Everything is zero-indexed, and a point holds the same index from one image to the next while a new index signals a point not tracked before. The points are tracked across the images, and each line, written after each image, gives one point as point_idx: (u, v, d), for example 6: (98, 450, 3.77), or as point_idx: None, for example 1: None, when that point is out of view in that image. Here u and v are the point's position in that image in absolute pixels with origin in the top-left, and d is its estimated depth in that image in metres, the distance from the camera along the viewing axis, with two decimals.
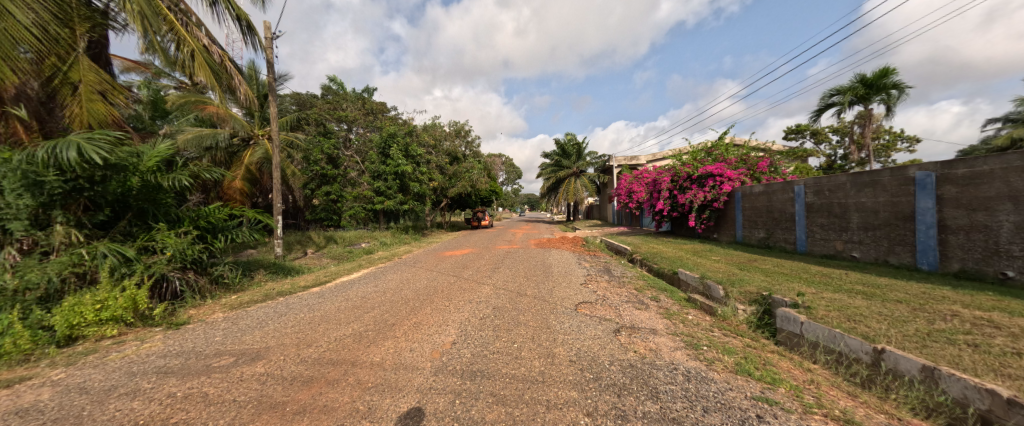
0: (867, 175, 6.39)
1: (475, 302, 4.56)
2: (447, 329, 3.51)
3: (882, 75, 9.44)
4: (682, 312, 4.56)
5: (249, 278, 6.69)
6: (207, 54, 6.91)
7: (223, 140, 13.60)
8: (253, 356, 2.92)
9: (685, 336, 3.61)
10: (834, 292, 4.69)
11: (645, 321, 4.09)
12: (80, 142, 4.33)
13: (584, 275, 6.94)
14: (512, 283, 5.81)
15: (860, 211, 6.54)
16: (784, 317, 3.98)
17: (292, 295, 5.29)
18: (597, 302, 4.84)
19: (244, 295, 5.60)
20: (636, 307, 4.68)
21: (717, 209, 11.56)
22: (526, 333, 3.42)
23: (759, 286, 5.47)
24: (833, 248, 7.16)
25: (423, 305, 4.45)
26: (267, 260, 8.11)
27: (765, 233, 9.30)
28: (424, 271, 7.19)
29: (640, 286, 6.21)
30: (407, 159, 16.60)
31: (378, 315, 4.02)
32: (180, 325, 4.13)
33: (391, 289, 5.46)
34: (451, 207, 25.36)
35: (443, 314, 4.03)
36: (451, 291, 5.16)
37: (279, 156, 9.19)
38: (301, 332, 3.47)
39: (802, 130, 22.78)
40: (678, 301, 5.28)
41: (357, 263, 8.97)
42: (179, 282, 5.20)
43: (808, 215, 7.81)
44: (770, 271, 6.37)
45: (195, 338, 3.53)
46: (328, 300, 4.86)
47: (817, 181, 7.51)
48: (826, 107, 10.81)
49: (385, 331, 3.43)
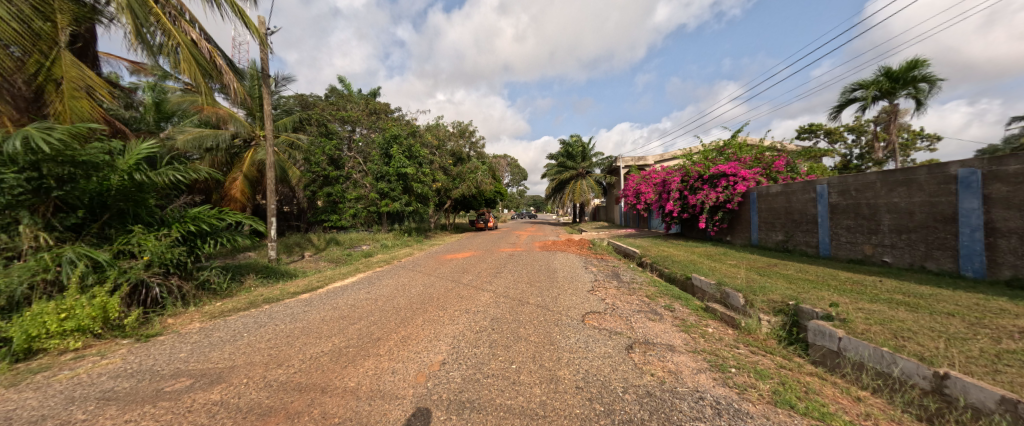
0: (899, 174, 5.90)
1: (471, 312, 4.15)
2: (438, 346, 3.12)
3: (909, 68, 8.90)
4: (701, 324, 4.12)
5: (238, 282, 6.38)
6: (195, 50, 6.65)
7: (224, 141, 13.44)
8: (213, 379, 2.55)
9: (707, 354, 3.16)
10: (871, 303, 4.21)
11: (661, 335, 3.65)
12: (30, 131, 4.07)
13: (591, 281, 6.51)
14: (514, 290, 5.38)
15: (892, 212, 6.04)
16: (820, 332, 3.54)
17: (280, 303, 4.95)
18: (606, 312, 4.41)
19: (229, 302, 5.25)
20: (649, 318, 4.24)
21: (731, 210, 11.04)
22: (526, 351, 3.00)
23: (783, 295, 5.00)
24: (861, 253, 6.65)
25: (415, 315, 4.07)
26: (261, 263, 7.80)
27: (783, 235, 8.79)
28: (423, 276, 6.82)
29: (651, 293, 5.76)
30: (411, 159, 16.29)
31: (364, 328, 3.64)
32: (150, 336, 3.79)
33: (383, 297, 5.08)
34: (455, 208, 25.07)
35: (436, 327, 3.64)
36: (448, 300, 4.78)
37: (272, 155, 8.83)
38: (275, 349, 3.09)
39: (815, 130, 22.15)
40: (695, 311, 4.83)
41: (354, 266, 8.64)
42: (160, 288, 4.88)
43: (832, 217, 7.30)
44: (794, 277, 5.88)
45: (160, 354, 3.18)
46: (315, 309, 4.50)
47: (842, 180, 7.00)
48: (847, 103, 10.27)
49: (368, 347, 3.05)
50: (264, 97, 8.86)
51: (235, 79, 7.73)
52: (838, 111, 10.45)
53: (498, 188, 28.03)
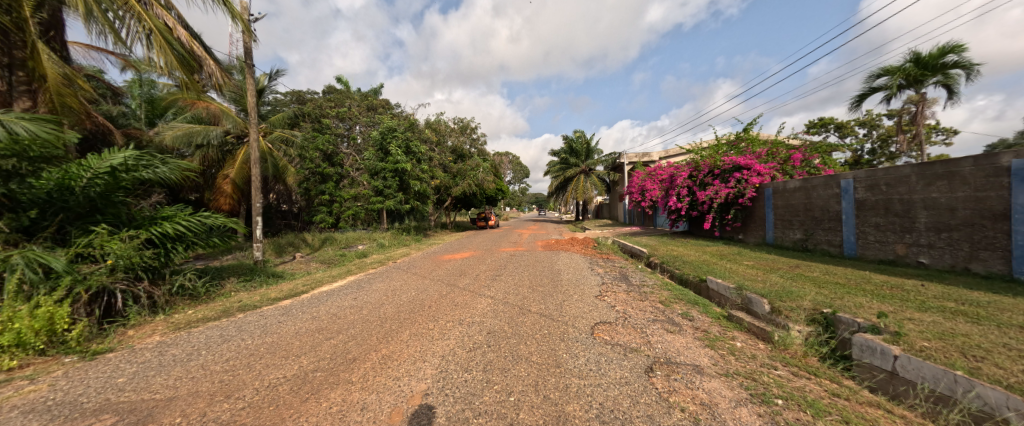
0: (939, 167, 5.40)
1: (466, 324, 3.67)
2: (422, 369, 2.62)
3: (940, 54, 8.42)
4: (727, 337, 3.61)
5: (217, 287, 5.89)
6: (170, 36, 6.16)
7: (215, 138, 12.94)
8: (140, 417, 2.07)
9: (743, 378, 2.64)
10: (922, 312, 3.71)
11: (685, 352, 3.15)
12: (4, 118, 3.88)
13: (598, 284, 5.99)
14: (515, 296, 4.89)
15: (930, 209, 5.53)
16: (870, 348, 3.05)
17: (256, 311, 4.49)
18: (617, 322, 3.91)
19: (203, 309, 4.77)
20: (667, 330, 3.74)
21: (744, 207, 10.45)
22: (526, 377, 2.51)
23: (814, 301, 4.50)
24: (893, 254, 6.13)
25: (401, 328, 3.58)
26: (247, 265, 7.36)
27: (802, 234, 8.25)
28: (417, 279, 6.35)
29: (665, 298, 5.25)
30: (410, 156, 15.81)
31: (340, 344, 3.15)
32: (99, 354, 3.30)
33: (369, 304, 4.59)
34: (456, 207, 24.58)
35: (423, 342, 3.15)
36: (441, 308, 4.30)
37: (258, 149, 8.33)
38: (230, 373, 2.61)
39: (826, 124, 21.50)
40: (716, 319, 4.33)
41: (346, 268, 8.16)
42: (124, 295, 4.37)
43: (859, 214, 6.76)
44: (822, 281, 5.35)
45: (99, 378, 2.70)
46: (292, 319, 4.02)
47: (871, 173, 6.46)
48: (869, 93, 9.76)
49: (339, 371, 2.55)
50: (250, 89, 8.38)
51: (215, 69, 7.33)
52: (859, 101, 9.93)
53: (500, 186, 27.47)
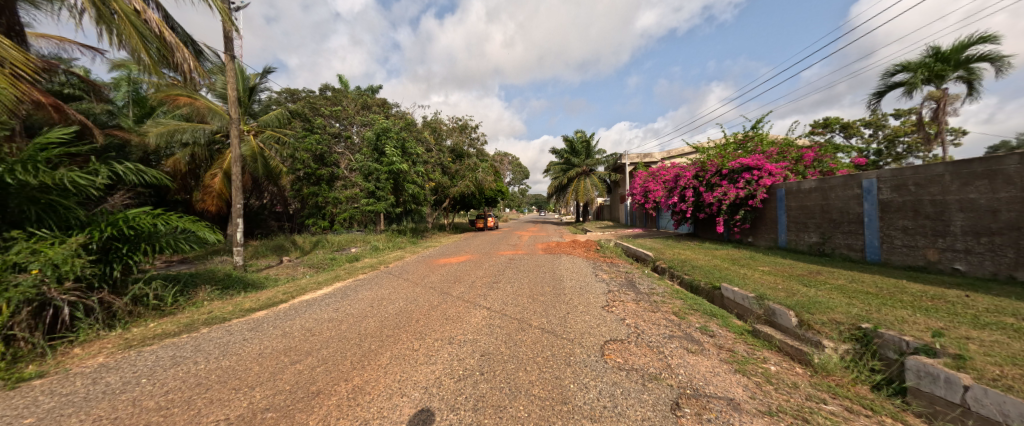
0: (978, 165, 4.96)
1: (457, 343, 3.19)
2: (398, 408, 2.13)
3: (961, 48, 8.00)
4: (759, 360, 3.12)
5: (188, 296, 5.40)
6: (136, 19, 5.68)
7: (202, 136, 12.54)
8: None
9: (791, 418, 2.17)
10: (981, 329, 3.24)
11: (714, 379, 2.67)
12: None
13: (604, 293, 5.50)
14: (513, 307, 4.40)
15: (966, 211, 5.09)
16: (929, 375, 2.64)
17: (223, 325, 3.99)
18: (630, 340, 3.43)
19: (168, 322, 4.29)
20: (688, 349, 3.27)
21: (754, 208, 9.96)
22: (526, 419, 2.02)
23: (850, 314, 4.02)
24: (923, 259, 5.67)
25: (381, 347, 3.10)
26: (225, 271, 6.87)
27: (819, 237, 7.77)
28: (407, 286, 5.87)
29: (678, 309, 4.76)
30: (406, 156, 15.31)
31: (305, 371, 2.64)
32: (24, 380, 2.80)
33: (350, 317, 4.09)
34: (454, 207, 24.04)
35: (405, 368, 2.65)
36: (430, 321, 3.83)
37: (239, 145, 7.83)
38: (163, 413, 2.12)
39: (831, 124, 21.00)
40: (739, 335, 3.85)
41: (334, 273, 7.68)
42: (73, 308, 3.90)
43: (883, 216, 6.29)
44: (851, 290, 4.87)
45: (3, 417, 2.19)
46: (259, 336, 3.53)
47: (897, 173, 5.99)
48: (885, 90, 9.33)
49: (295, 412, 2.07)
50: (231, 81, 7.90)
51: (189, 58, 6.88)
52: (875, 99, 9.50)
53: (499, 187, 26.99)
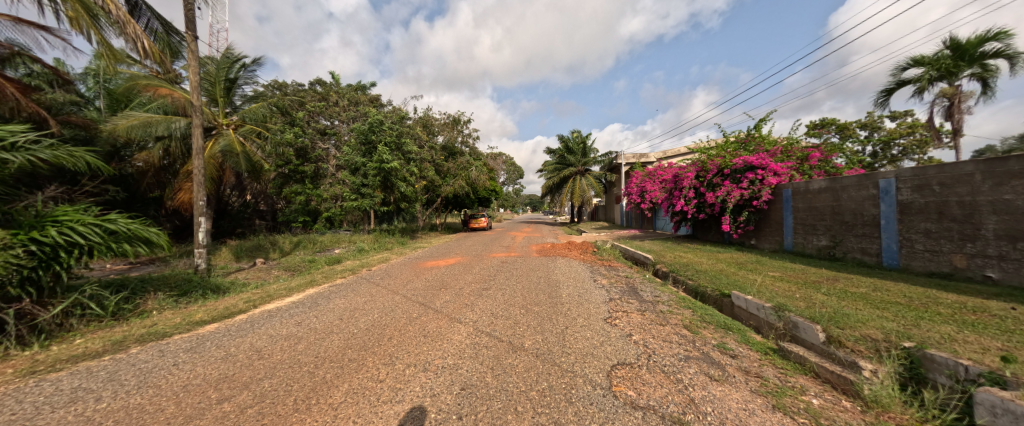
0: (1015, 163, 4.50)
1: (433, 370, 2.61)
2: None
3: (978, 42, 7.62)
4: (798, 391, 2.59)
5: (135, 304, 4.76)
6: None
7: (179, 129, 11.69)
8: None
9: None
10: None
11: (750, 422, 2.13)
12: None
13: (605, 301, 4.98)
14: (503, 321, 3.85)
15: (1001, 214, 4.65)
16: (1008, 412, 2.09)
17: (159, 343, 3.38)
18: (640, 364, 2.89)
19: (99, 338, 3.65)
20: (710, 377, 2.74)
21: (758, 209, 9.52)
22: None
23: (885, 329, 3.54)
24: (949, 266, 5.25)
25: (339, 377, 2.52)
26: (187, 274, 6.23)
27: (829, 241, 7.33)
28: (387, 294, 5.30)
29: (689, 322, 4.22)
30: (396, 153, 14.65)
31: (222, 418, 2.00)
32: None
33: (312, 334, 3.49)
34: (447, 207, 23.44)
35: (362, 411, 2.07)
36: (404, 340, 3.26)
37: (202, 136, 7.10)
38: None
39: (827, 125, 20.78)
40: (765, 356, 3.33)
41: (311, 277, 7.06)
42: None
43: (902, 219, 5.85)
44: (878, 301, 4.39)
45: None
46: (195, 359, 2.91)
47: (920, 172, 5.55)
48: (895, 87, 8.96)
49: None
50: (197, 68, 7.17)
51: (142, 37, 5.92)
52: (883, 96, 9.13)
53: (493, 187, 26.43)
